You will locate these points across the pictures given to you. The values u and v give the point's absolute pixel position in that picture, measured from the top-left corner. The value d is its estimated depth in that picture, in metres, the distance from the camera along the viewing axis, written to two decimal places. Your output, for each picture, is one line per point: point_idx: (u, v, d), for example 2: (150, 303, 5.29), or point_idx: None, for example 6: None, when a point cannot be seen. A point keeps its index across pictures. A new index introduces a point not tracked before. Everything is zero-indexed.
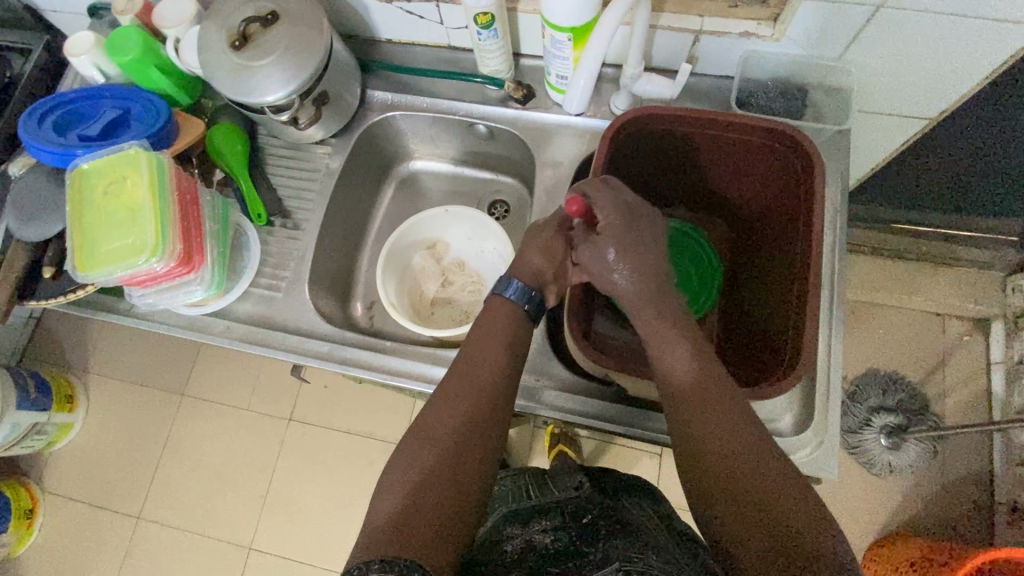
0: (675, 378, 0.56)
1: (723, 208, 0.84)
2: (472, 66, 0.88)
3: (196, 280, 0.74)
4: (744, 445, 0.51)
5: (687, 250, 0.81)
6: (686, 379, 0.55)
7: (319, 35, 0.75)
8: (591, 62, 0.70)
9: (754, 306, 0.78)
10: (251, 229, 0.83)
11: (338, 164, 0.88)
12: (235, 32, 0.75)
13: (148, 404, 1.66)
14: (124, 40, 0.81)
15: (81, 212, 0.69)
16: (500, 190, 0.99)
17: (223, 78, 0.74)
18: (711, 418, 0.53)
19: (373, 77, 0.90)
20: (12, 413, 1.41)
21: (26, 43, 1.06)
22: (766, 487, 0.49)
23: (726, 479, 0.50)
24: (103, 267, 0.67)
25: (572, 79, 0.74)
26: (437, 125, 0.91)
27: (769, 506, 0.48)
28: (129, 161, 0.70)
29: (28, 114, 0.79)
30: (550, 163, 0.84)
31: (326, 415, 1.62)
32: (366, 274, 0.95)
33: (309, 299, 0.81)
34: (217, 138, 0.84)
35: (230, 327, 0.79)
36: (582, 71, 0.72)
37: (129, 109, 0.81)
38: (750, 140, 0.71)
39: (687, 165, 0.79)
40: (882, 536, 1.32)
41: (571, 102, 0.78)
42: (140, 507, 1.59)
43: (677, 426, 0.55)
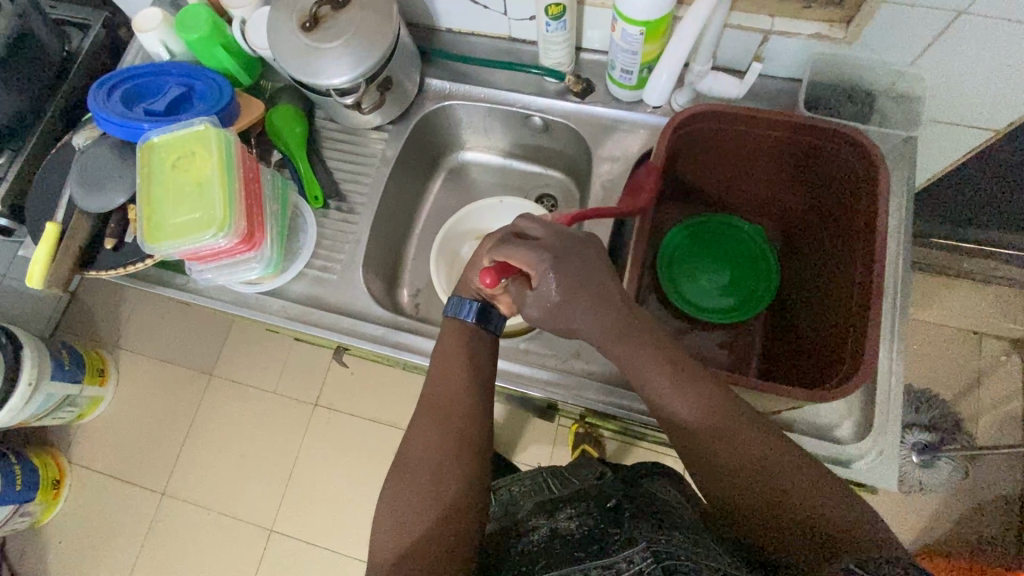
0: (687, 400, 0.58)
1: (775, 210, 0.82)
2: (531, 58, 0.88)
3: (255, 258, 0.74)
4: (754, 450, 0.56)
5: (743, 249, 0.81)
6: (701, 401, 0.58)
7: (387, 20, 0.75)
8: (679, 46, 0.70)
9: (802, 311, 0.77)
10: (308, 211, 0.83)
11: (393, 150, 0.88)
12: (306, 14, 0.75)
13: (177, 381, 1.68)
14: (192, 18, 0.82)
15: (149, 184, 0.70)
16: (550, 183, 0.98)
17: (293, 60, 0.74)
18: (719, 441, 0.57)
19: (431, 66, 0.90)
20: (46, 383, 1.43)
21: (85, 18, 1.08)
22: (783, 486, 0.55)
23: (741, 488, 0.56)
24: (170, 240, 0.67)
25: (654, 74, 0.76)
26: (491, 116, 0.91)
27: (782, 504, 0.54)
28: (198, 137, 0.71)
29: (98, 87, 0.80)
30: (607, 158, 0.83)
31: (351, 402, 1.63)
32: (413, 261, 0.96)
33: (362, 282, 0.81)
34: (276, 120, 0.85)
35: (285, 306, 0.80)
36: (664, 67, 0.74)
37: (192, 87, 0.82)
38: (810, 141, 0.70)
39: (742, 165, 0.77)
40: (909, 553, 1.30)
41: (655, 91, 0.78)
42: (165, 484, 1.61)
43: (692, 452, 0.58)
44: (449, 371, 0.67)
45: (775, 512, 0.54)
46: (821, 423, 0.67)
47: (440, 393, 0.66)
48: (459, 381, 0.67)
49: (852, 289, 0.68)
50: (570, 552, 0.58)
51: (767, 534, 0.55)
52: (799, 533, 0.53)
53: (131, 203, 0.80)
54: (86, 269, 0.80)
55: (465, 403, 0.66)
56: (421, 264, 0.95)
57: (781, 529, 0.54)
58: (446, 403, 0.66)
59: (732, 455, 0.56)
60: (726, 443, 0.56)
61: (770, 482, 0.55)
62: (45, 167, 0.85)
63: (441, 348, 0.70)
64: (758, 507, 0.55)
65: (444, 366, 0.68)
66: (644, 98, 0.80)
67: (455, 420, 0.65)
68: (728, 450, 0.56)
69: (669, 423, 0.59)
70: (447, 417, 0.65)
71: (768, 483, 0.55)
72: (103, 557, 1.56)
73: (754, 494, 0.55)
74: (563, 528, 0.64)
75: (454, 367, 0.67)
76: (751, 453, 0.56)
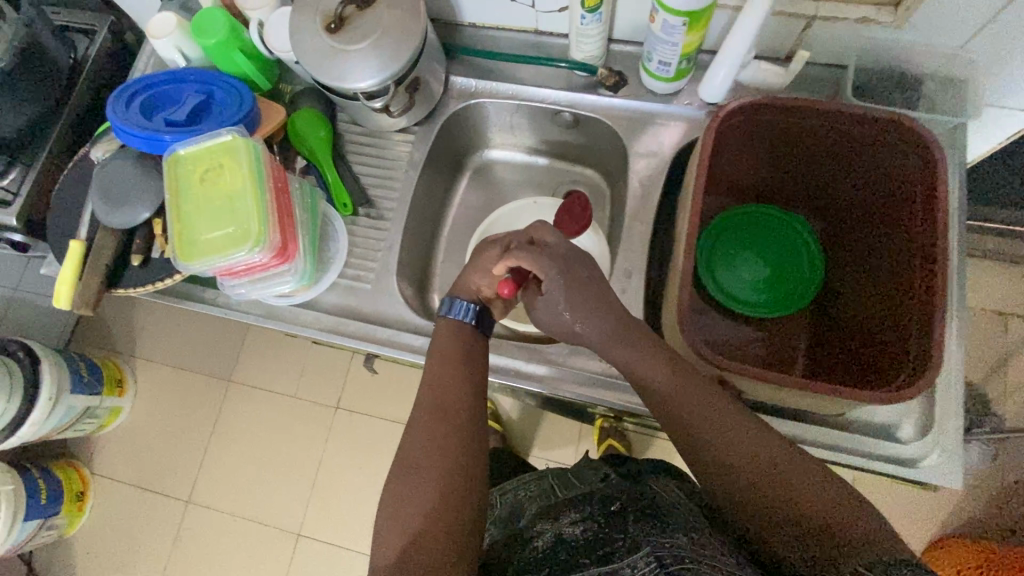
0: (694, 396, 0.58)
1: (820, 200, 0.80)
2: (559, 51, 0.85)
3: (289, 270, 0.72)
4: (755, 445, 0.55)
5: (784, 240, 0.79)
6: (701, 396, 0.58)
7: (415, 18, 0.72)
8: (738, 48, 0.68)
9: (849, 305, 0.76)
10: (338, 219, 0.81)
11: (420, 152, 0.86)
12: (330, 15, 0.72)
13: (196, 389, 1.67)
14: (210, 22, 0.79)
15: (177, 199, 0.68)
16: (578, 179, 0.96)
17: (320, 64, 0.71)
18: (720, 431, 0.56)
19: (455, 63, 0.87)
20: (67, 397, 1.42)
21: (90, 23, 1.04)
22: (788, 480, 0.53)
23: (746, 479, 0.54)
24: (204, 257, 0.65)
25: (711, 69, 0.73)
26: (518, 113, 0.88)
27: (787, 500, 0.52)
28: (226, 148, 0.68)
29: (116, 98, 0.77)
30: (644, 153, 0.81)
31: (372, 404, 1.62)
32: (442, 265, 0.93)
33: (397, 290, 0.79)
34: (300, 125, 0.82)
35: (319, 318, 0.78)
36: (722, 61, 0.71)
37: (212, 94, 0.79)
38: (860, 132, 0.67)
39: (785, 156, 0.75)
40: (938, 537, 1.30)
41: (711, 92, 0.76)
42: (189, 491, 1.60)
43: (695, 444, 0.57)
44: (446, 378, 0.64)
45: (784, 504, 0.52)
46: (878, 422, 0.66)
47: (437, 398, 0.63)
48: (463, 384, 0.64)
49: (909, 283, 0.66)
50: (573, 557, 0.56)
51: (778, 531, 0.52)
52: (810, 529, 0.51)
53: (156, 216, 0.78)
54: (114, 287, 0.78)
55: (459, 406, 0.63)
56: (450, 268, 0.93)
57: (792, 524, 0.51)
58: (445, 410, 0.62)
59: (732, 448, 0.55)
60: (722, 429, 0.56)
61: (775, 474, 0.53)
62: (62, 182, 0.82)
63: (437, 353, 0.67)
64: (767, 500, 0.53)
65: (440, 373, 0.65)
66: (704, 94, 0.77)
67: (449, 427, 0.62)
68: (728, 445, 0.55)
69: (668, 418, 0.59)
70: (456, 420, 0.62)
71: (773, 475, 0.53)
72: (132, 567, 1.56)
73: (761, 487, 0.53)
74: (569, 535, 0.60)
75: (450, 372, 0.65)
76: (752, 446, 0.55)
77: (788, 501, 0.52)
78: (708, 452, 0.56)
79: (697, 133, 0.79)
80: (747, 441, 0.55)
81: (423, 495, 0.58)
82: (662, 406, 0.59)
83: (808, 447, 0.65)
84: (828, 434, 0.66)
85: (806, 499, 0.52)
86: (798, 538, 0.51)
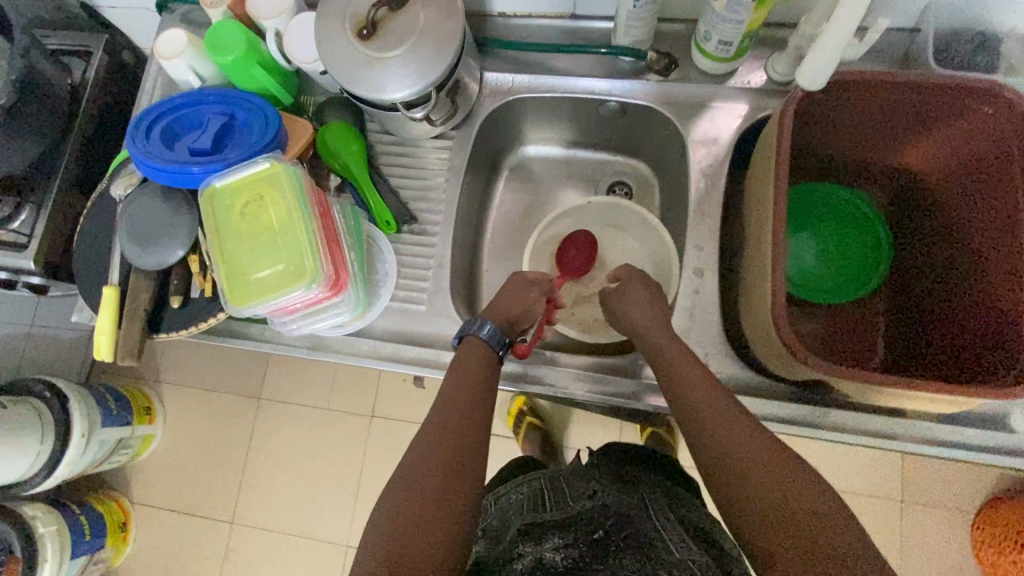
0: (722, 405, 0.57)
1: (896, 173, 0.76)
2: (599, 35, 0.79)
3: (343, 301, 0.68)
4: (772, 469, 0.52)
5: (850, 220, 0.77)
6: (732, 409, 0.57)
7: (453, 15, 0.66)
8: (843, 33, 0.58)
9: (932, 281, 0.73)
10: (383, 239, 0.76)
11: (459, 158, 0.80)
12: (362, 20, 0.66)
13: (227, 409, 1.63)
14: (224, 36, 0.72)
15: (217, 237, 0.63)
16: (622, 170, 0.91)
17: (356, 75, 0.65)
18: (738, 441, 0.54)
19: (488, 59, 0.81)
20: (99, 430, 1.37)
21: (85, 44, 0.97)
22: (792, 501, 0.49)
23: (749, 488, 0.51)
24: (258, 298, 0.61)
25: (820, 39, 0.59)
26: (557, 106, 0.83)
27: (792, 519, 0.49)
28: (266, 179, 0.64)
29: (133, 128, 0.72)
30: (703, 140, 0.75)
31: (409, 409, 1.58)
32: (488, 272, 0.89)
33: (453, 308, 0.75)
34: (330, 139, 0.77)
35: (375, 346, 0.74)
36: (835, 27, 0.58)
37: (234, 115, 0.73)
38: (942, 100, 0.64)
39: (854, 130, 0.71)
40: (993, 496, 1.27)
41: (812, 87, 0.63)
42: (232, 511, 1.58)
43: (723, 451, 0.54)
44: (458, 401, 0.62)
45: (778, 518, 0.49)
46: (985, 412, 0.64)
47: (448, 420, 0.60)
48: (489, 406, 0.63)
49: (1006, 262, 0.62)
50: None
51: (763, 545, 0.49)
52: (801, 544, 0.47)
53: (190, 252, 0.73)
54: (155, 331, 0.73)
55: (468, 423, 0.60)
56: (497, 276, 0.89)
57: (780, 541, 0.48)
58: (462, 428, 0.60)
59: (743, 455, 0.53)
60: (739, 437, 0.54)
61: (781, 490, 0.50)
62: (83, 223, 0.77)
63: (456, 374, 0.65)
64: (765, 509, 0.50)
65: (453, 395, 0.62)
66: (802, 81, 0.63)
67: (449, 438, 0.59)
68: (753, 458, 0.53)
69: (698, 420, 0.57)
70: None
71: (777, 493, 0.50)
72: None
73: (759, 499, 0.50)
74: (549, 562, 0.56)
75: (462, 393, 0.63)
76: (768, 461, 0.52)
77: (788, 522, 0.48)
78: (717, 458, 0.54)
79: (758, 115, 0.74)
80: (760, 454, 0.52)
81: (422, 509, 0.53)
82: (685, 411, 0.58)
83: (906, 438, 0.65)
84: (934, 429, 0.64)
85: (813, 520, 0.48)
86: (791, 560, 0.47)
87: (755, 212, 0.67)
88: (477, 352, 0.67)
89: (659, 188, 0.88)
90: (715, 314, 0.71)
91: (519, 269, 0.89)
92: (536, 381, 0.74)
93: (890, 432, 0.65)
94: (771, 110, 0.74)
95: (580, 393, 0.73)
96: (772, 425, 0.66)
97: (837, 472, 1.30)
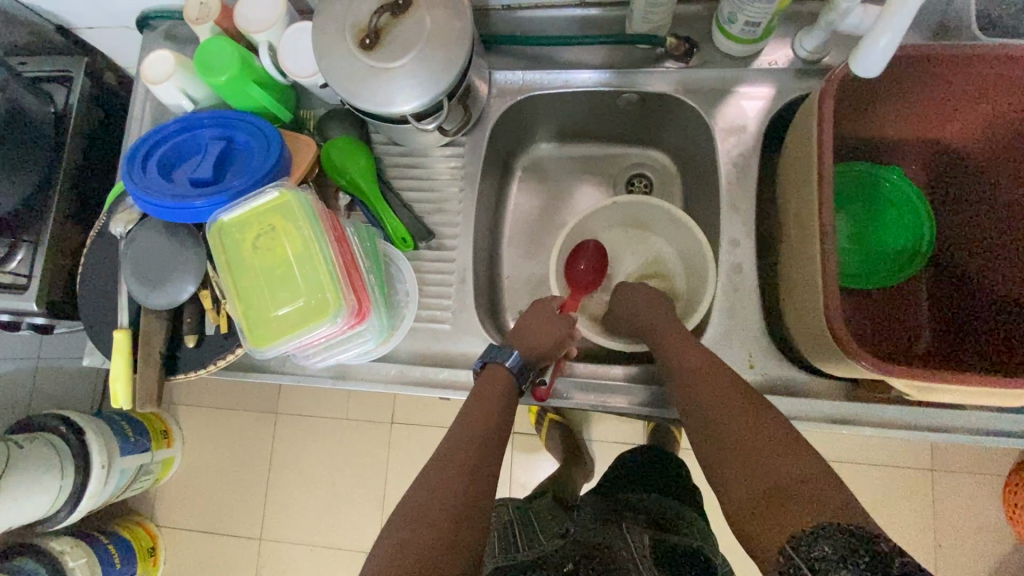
0: (739, 405, 0.57)
1: (935, 148, 0.72)
2: (611, 22, 0.74)
3: (368, 329, 0.65)
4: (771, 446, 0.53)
5: (892, 199, 0.72)
6: (752, 407, 0.57)
7: (459, 14, 0.61)
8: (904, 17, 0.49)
9: (983, 259, 0.70)
10: (402, 258, 0.73)
11: (472, 164, 0.76)
12: (363, 28, 0.62)
13: (243, 426, 1.54)
14: (215, 55, 0.68)
15: (231, 275, 0.59)
16: (641, 161, 0.86)
17: (361, 90, 0.61)
18: (747, 432, 0.55)
19: (495, 57, 0.77)
20: (118, 461, 1.31)
21: (64, 68, 0.91)
22: (779, 479, 0.51)
23: (745, 480, 0.53)
24: (282, 336, 0.58)
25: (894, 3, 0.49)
26: (571, 102, 0.78)
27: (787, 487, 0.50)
28: (275, 209, 0.60)
29: (129, 162, 0.68)
30: (731, 128, 0.71)
31: (431, 412, 1.47)
32: (510, 278, 0.85)
33: (480, 323, 0.72)
34: (335, 155, 0.72)
35: (401, 370, 0.71)
36: None
37: (233, 137, 0.69)
38: (990, 71, 0.59)
39: (892, 105, 0.67)
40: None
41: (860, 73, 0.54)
42: (259, 527, 1.50)
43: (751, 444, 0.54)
44: (481, 426, 0.61)
45: (765, 496, 0.51)
46: None
47: (464, 445, 0.59)
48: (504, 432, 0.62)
49: None
50: None
51: (742, 516, 0.52)
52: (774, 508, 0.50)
53: (201, 287, 0.70)
54: (173, 373, 0.71)
55: (490, 450, 0.59)
56: (519, 282, 0.85)
57: (760, 514, 0.50)
58: (488, 452, 0.59)
59: (754, 448, 0.54)
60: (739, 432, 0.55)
61: (764, 468, 0.52)
62: (85, 263, 0.73)
63: (473, 392, 0.65)
64: (754, 490, 0.52)
65: (472, 420, 0.61)
66: (862, 62, 0.52)
67: (463, 464, 0.57)
68: (762, 442, 0.54)
69: (709, 418, 0.58)
70: None
71: (766, 473, 0.52)
72: None
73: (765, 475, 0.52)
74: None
75: (481, 418, 0.61)
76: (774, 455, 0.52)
77: (765, 493, 0.51)
78: (736, 463, 0.54)
79: (788, 97, 0.70)
80: (772, 445, 0.53)
81: (437, 526, 0.52)
82: (701, 417, 0.59)
83: (959, 430, 0.63)
84: (993, 419, 0.62)
85: (791, 489, 0.49)
86: (772, 528, 0.49)
87: (794, 204, 0.64)
88: (501, 379, 0.65)
89: (681, 178, 0.84)
90: (756, 311, 0.68)
91: (541, 273, 0.85)
92: (570, 393, 0.70)
93: (945, 424, 0.63)
94: (802, 90, 0.70)
95: (619, 405, 0.70)
96: (823, 423, 0.64)
97: (884, 446, 1.25)
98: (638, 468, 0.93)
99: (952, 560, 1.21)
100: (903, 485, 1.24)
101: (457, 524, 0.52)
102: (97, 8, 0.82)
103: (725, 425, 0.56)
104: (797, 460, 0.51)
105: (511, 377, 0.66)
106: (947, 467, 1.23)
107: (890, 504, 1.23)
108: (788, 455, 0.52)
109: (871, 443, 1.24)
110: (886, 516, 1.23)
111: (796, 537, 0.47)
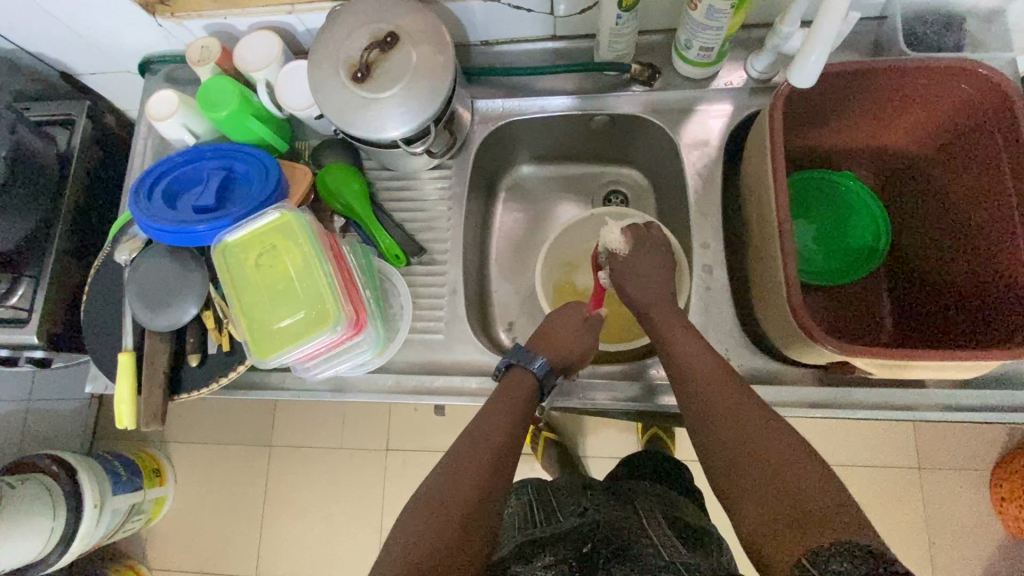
0: (729, 404, 0.60)
1: (880, 153, 0.79)
2: (580, 52, 0.81)
3: (366, 341, 0.69)
4: (786, 464, 0.54)
5: (848, 201, 0.79)
6: (746, 409, 0.59)
7: (442, 49, 0.68)
8: (828, 35, 0.56)
9: (928, 253, 0.76)
10: (395, 273, 0.77)
11: (458, 185, 0.82)
12: (354, 63, 0.68)
13: (236, 460, 1.52)
14: (219, 94, 0.74)
15: (235, 291, 0.63)
16: (617, 178, 0.93)
17: (353, 118, 0.67)
18: (764, 448, 0.55)
19: (477, 88, 0.83)
20: (109, 500, 1.31)
21: (67, 112, 0.96)
22: (793, 494, 0.51)
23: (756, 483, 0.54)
24: (283, 347, 0.61)
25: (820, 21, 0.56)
26: (548, 125, 0.85)
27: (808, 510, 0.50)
28: (276, 228, 0.65)
29: (136, 192, 0.72)
30: (695, 144, 0.78)
31: (427, 437, 1.47)
32: (499, 292, 0.90)
33: (471, 331, 0.76)
34: (331, 181, 0.77)
35: (399, 380, 0.75)
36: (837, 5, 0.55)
37: (233, 168, 0.74)
38: (917, 81, 0.67)
39: (835, 116, 0.74)
40: (1006, 453, 1.24)
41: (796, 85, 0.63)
42: (255, 564, 1.46)
43: (759, 450, 0.55)
44: (479, 434, 0.63)
45: (777, 503, 0.52)
46: (1011, 372, 0.66)
47: (467, 445, 0.62)
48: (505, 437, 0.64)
49: (1007, 231, 0.65)
50: None
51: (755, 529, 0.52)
52: (789, 528, 0.50)
53: (203, 308, 0.73)
54: (177, 393, 0.73)
55: (495, 452, 0.62)
56: (508, 295, 0.90)
57: (781, 527, 0.51)
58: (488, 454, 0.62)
59: (769, 457, 0.54)
60: (761, 452, 0.55)
61: (781, 480, 0.53)
62: (89, 291, 0.77)
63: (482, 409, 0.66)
64: (774, 521, 0.51)
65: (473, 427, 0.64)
66: (800, 74, 0.60)
67: (468, 466, 0.60)
68: (771, 458, 0.54)
69: (716, 427, 0.59)
70: None
71: (786, 491, 0.52)
72: None
73: (774, 487, 0.53)
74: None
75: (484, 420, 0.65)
76: (788, 474, 0.53)
77: (795, 526, 0.50)
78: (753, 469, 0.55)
79: (743, 114, 0.77)
80: (781, 455, 0.54)
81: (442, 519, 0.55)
82: (712, 431, 0.59)
83: (929, 408, 0.67)
84: (956, 395, 0.66)
85: (805, 505, 0.50)
86: (785, 544, 0.50)
87: (756, 208, 0.69)
88: (507, 391, 0.68)
89: (654, 193, 0.90)
90: (729, 308, 0.73)
91: (527, 285, 0.90)
92: (569, 393, 0.74)
93: (913, 403, 0.67)
94: (756, 106, 0.77)
95: (607, 403, 0.73)
96: (799, 408, 0.68)
97: (869, 446, 1.28)
98: (634, 466, 0.96)
99: (946, 557, 1.23)
100: (892, 484, 1.26)
101: (457, 521, 0.55)
102: (101, 55, 0.88)
103: (729, 423, 0.58)
104: (829, 499, 0.51)
105: (535, 383, 0.69)
106: (933, 465, 1.26)
107: (882, 504, 1.26)
108: (816, 489, 0.51)
109: (858, 444, 1.27)
110: (880, 517, 1.25)
111: (817, 553, 0.48)
